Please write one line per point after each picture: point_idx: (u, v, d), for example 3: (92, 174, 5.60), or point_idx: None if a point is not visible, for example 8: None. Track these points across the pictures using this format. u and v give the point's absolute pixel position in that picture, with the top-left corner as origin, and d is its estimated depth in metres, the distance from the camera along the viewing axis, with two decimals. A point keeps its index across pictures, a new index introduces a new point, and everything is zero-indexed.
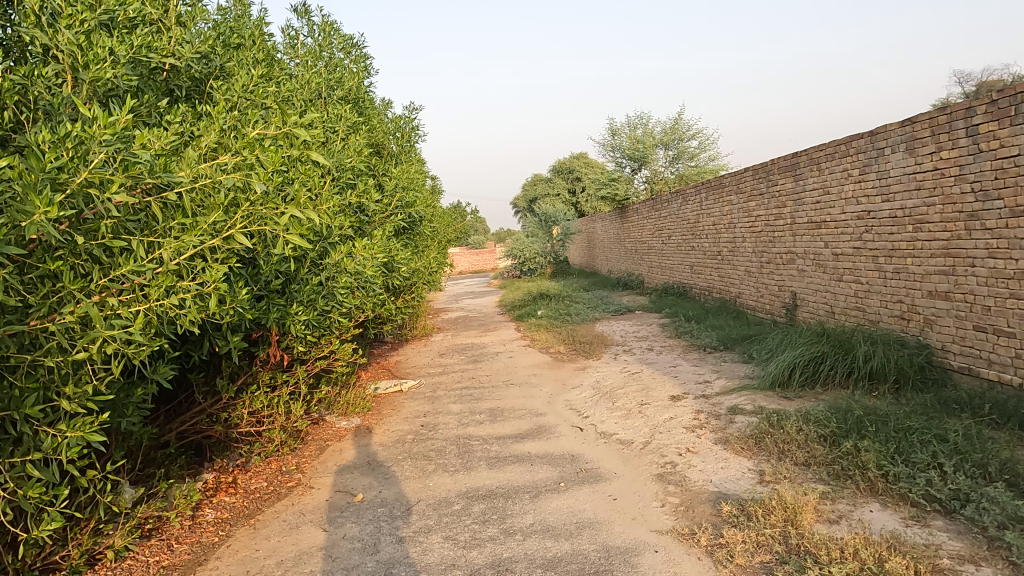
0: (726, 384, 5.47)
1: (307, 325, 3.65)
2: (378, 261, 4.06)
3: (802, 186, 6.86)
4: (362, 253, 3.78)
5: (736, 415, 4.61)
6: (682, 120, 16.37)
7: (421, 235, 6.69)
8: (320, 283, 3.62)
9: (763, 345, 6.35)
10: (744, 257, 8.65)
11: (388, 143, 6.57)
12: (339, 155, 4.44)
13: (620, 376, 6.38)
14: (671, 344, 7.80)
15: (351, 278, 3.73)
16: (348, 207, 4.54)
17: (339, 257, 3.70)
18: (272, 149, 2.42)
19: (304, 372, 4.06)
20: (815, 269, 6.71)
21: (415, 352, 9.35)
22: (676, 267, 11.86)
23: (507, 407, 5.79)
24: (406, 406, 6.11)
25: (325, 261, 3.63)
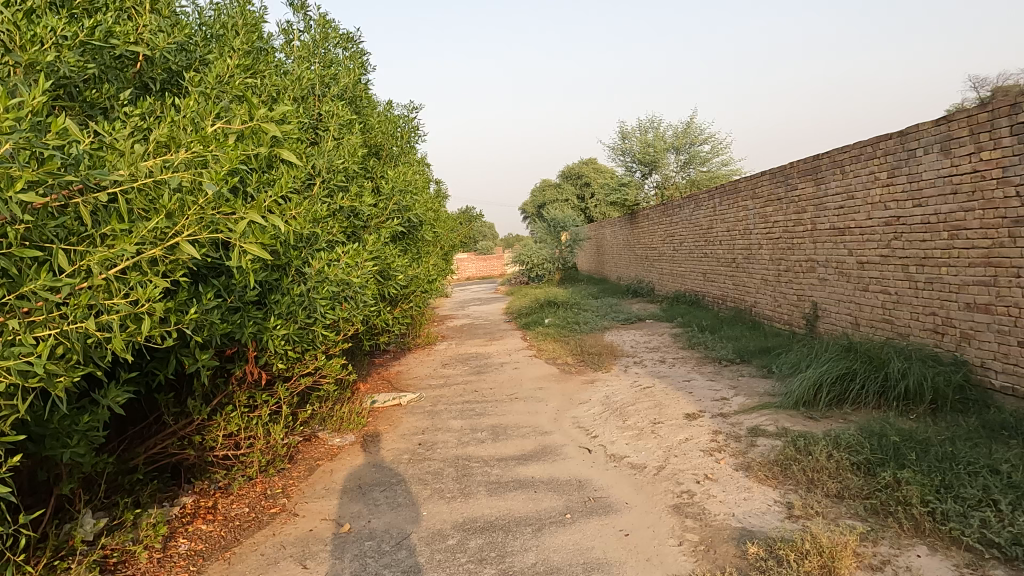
0: (744, 402, 5.11)
1: (289, 340, 3.33)
2: (368, 271, 3.76)
3: (824, 190, 6.50)
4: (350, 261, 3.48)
5: (758, 437, 4.25)
6: (694, 124, 16.00)
7: (422, 242, 6.38)
8: (302, 294, 3.32)
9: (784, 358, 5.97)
10: (760, 265, 8.28)
11: (387, 145, 6.27)
12: (329, 155, 4.26)
13: (630, 390, 6.02)
14: (684, 356, 7.43)
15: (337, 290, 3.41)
16: (338, 211, 4.24)
17: (323, 266, 3.38)
18: (237, 145, 2.09)
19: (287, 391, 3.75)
20: (838, 278, 6.34)
21: (417, 362, 9.03)
22: (688, 275, 11.50)
23: (510, 423, 5.45)
24: (404, 422, 5.78)
25: (309, 271, 3.31)
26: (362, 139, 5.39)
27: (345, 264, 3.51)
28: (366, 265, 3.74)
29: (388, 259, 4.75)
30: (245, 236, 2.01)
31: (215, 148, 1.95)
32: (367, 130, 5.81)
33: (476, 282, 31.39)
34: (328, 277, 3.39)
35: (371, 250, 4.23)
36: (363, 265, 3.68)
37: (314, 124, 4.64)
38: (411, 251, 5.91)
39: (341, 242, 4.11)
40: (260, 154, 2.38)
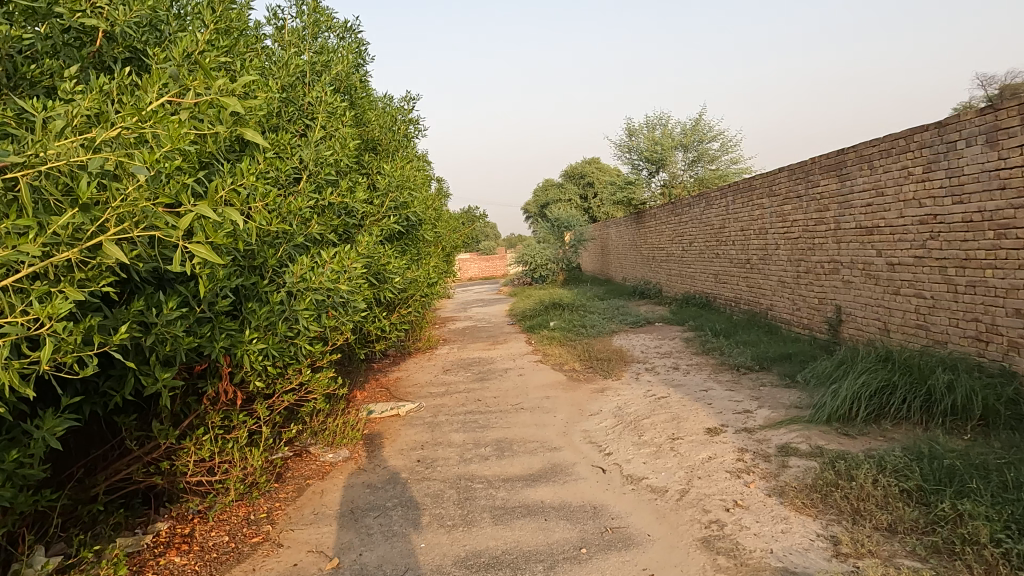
0: (770, 416, 4.72)
1: (266, 354, 2.95)
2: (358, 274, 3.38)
3: (849, 186, 6.10)
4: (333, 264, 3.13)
5: (789, 457, 3.86)
6: (703, 121, 15.59)
7: (422, 242, 5.98)
8: (281, 303, 2.96)
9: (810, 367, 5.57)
10: (777, 266, 7.89)
11: (385, 138, 5.87)
12: (317, 147, 3.91)
13: (644, 401, 5.63)
14: (699, 362, 7.04)
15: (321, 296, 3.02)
16: (323, 208, 3.86)
17: (305, 272, 3.02)
18: (190, 125, 1.70)
19: (269, 411, 3.35)
20: (865, 281, 5.95)
21: (417, 367, 8.64)
22: (698, 276, 11.10)
23: (516, 438, 5.07)
24: (402, 435, 5.40)
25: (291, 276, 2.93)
26: (355, 131, 5.00)
27: (330, 267, 3.13)
28: (354, 267, 3.37)
29: (380, 260, 4.37)
30: (195, 236, 1.63)
31: (157, 124, 1.55)
32: (362, 123, 5.43)
33: (479, 283, 31.01)
34: (310, 283, 3.01)
35: (360, 252, 3.86)
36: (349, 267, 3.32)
37: (303, 113, 4.25)
38: (409, 252, 5.52)
39: (321, 244, 3.74)
40: (219, 136, 1.98)
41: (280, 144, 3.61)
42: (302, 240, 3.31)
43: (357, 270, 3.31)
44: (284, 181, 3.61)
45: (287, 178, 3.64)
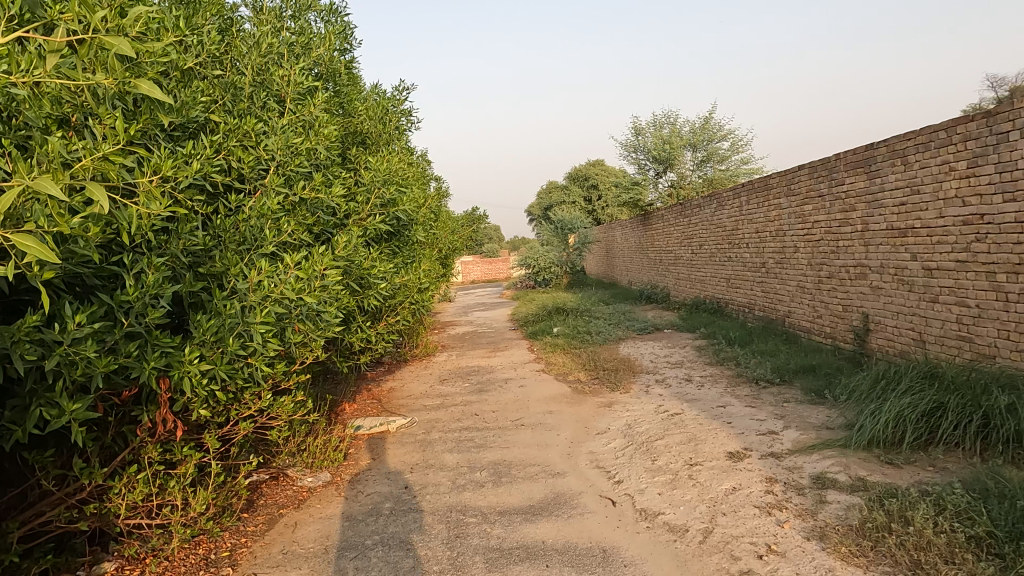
0: (799, 438, 4.21)
1: (214, 378, 2.46)
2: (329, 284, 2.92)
3: (879, 184, 5.60)
4: (292, 266, 2.67)
5: (827, 491, 3.37)
6: (712, 119, 15.09)
7: (414, 244, 5.52)
8: (232, 317, 2.45)
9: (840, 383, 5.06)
10: (796, 270, 7.39)
11: (377, 131, 5.40)
12: (286, 133, 3.44)
13: (656, 418, 5.14)
14: (714, 374, 6.54)
15: (283, 310, 2.56)
16: (293, 208, 3.38)
17: (263, 279, 2.56)
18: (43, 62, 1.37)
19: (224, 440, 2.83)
20: (897, 287, 5.46)
21: (413, 376, 8.16)
22: (709, 280, 10.60)
23: (515, 460, 4.59)
24: (390, 456, 4.91)
25: (241, 286, 2.49)
26: (338, 121, 4.53)
27: (289, 273, 2.66)
28: (325, 272, 2.91)
29: (361, 264, 3.90)
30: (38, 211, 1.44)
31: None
32: (347, 114, 4.97)
33: (481, 286, 30.53)
34: (265, 293, 2.54)
35: (337, 258, 3.39)
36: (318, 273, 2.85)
37: (276, 98, 3.77)
38: (399, 255, 5.05)
39: (292, 249, 3.26)
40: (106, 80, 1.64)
41: (241, 132, 3.14)
42: (266, 244, 2.84)
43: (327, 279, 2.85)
44: (244, 175, 3.14)
45: (244, 174, 3.16)
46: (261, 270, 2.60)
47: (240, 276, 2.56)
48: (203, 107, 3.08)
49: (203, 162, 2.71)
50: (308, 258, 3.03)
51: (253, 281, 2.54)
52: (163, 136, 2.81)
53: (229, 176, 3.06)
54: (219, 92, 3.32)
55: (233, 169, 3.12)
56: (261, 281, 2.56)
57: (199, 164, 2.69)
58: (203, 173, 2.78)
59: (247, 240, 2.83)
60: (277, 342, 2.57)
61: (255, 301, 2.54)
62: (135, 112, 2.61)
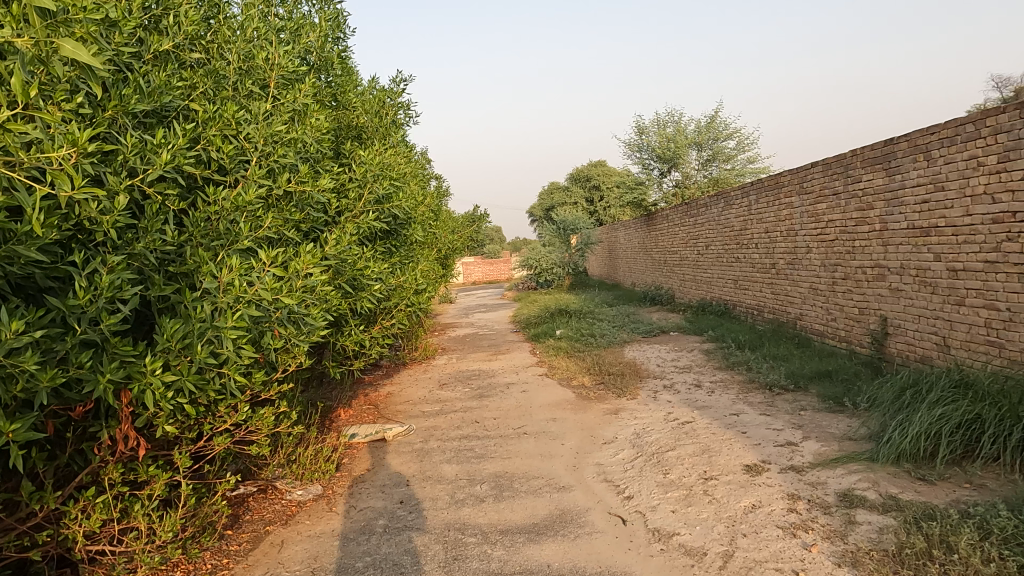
0: (820, 451, 3.95)
1: (182, 390, 2.18)
2: (310, 284, 2.67)
3: (899, 181, 5.34)
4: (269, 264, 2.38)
5: (856, 511, 3.11)
6: (718, 118, 14.82)
7: (411, 243, 5.27)
8: (200, 322, 2.16)
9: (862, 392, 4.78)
10: (809, 271, 7.12)
11: (373, 124, 5.14)
12: (267, 121, 3.18)
13: (666, 427, 4.88)
14: (725, 379, 6.27)
15: (257, 314, 2.28)
16: (275, 204, 3.13)
17: (235, 279, 2.28)
18: None
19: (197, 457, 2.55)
20: (919, 289, 5.19)
21: (411, 381, 7.91)
22: (715, 281, 10.34)
23: (516, 472, 4.32)
24: (385, 467, 4.66)
25: (208, 283, 2.22)
26: (329, 112, 4.27)
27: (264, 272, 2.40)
28: (307, 271, 2.65)
29: (353, 264, 3.65)
30: None
31: None
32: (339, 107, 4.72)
33: (482, 287, 30.27)
34: (237, 295, 2.26)
35: (324, 258, 3.14)
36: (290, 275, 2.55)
37: (260, 86, 3.52)
38: (394, 255, 4.80)
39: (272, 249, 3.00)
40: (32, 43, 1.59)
41: (219, 120, 2.89)
42: (241, 239, 2.59)
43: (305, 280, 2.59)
44: (224, 167, 2.90)
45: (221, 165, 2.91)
46: (233, 268, 2.33)
47: (208, 275, 2.29)
48: (177, 93, 2.82)
49: (177, 154, 2.45)
50: (288, 257, 2.77)
51: (223, 280, 2.26)
52: (133, 124, 2.57)
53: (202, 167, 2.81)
54: (199, 79, 3.08)
55: (210, 158, 2.88)
56: (232, 281, 2.28)
57: (172, 156, 2.43)
58: (175, 166, 2.52)
59: (219, 235, 2.61)
60: (252, 348, 2.29)
61: (229, 302, 2.27)
62: (103, 102, 2.39)
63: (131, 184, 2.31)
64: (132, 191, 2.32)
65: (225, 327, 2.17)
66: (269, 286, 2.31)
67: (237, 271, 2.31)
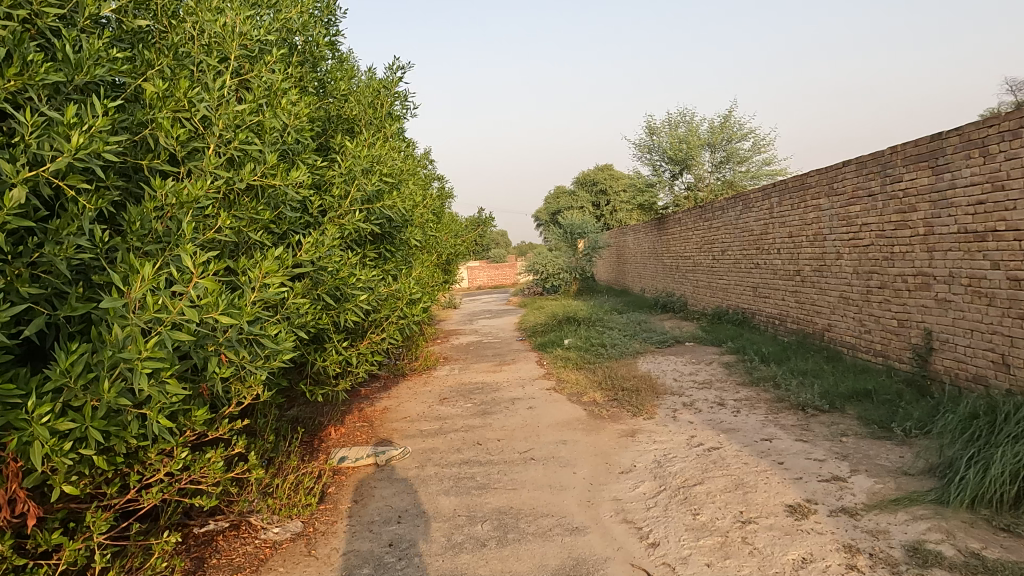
0: (874, 489, 3.41)
1: (87, 438, 1.68)
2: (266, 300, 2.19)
3: (948, 180, 4.81)
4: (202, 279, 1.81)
5: (933, 572, 2.57)
6: (732, 118, 14.28)
7: (408, 248, 4.76)
8: (108, 351, 1.63)
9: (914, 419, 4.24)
10: (839, 278, 6.58)
11: (366, 115, 4.63)
12: (231, 103, 2.67)
13: (690, 455, 4.35)
14: (751, 398, 5.73)
15: (184, 339, 1.73)
16: (234, 201, 2.62)
17: (148, 293, 1.70)
18: None
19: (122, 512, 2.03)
20: (972, 300, 4.65)
21: (410, 394, 7.40)
22: (733, 288, 9.80)
23: (522, 508, 3.80)
24: (376, 498, 4.15)
25: (110, 300, 1.63)
26: (312, 100, 3.77)
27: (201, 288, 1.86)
28: (257, 283, 2.16)
29: (334, 271, 3.13)
30: None
31: None
32: (325, 96, 4.22)
33: (488, 291, 29.79)
34: (155, 315, 1.70)
35: (293, 267, 2.63)
36: (246, 287, 2.15)
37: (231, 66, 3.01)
38: (385, 261, 4.28)
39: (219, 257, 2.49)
40: None
41: (170, 100, 2.41)
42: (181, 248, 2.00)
43: (253, 299, 2.08)
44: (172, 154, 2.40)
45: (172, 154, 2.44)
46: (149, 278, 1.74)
47: (118, 288, 1.73)
48: (121, 68, 2.33)
49: (96, 139, 1.82)
50: (240, 264, 2.26)
51: (132, 295, 1.68)
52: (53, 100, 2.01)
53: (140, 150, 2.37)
54: (150, 52, 2.57)
55: (158, 145, 2.46)
56: (147, 296, 1.71)
57: (90, 142, 1.81)
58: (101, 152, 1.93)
59: (155, 238, 2.09)
60: (180, 385, 1.75)
61: (148, 324, 1.73)
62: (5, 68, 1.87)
63: (35, 177, 1.72)
64: (38, 184, 1.74)
65: (138, 360, 1.64)
66: (202, 302, 1.77)
67: (150, 283, 1.71)
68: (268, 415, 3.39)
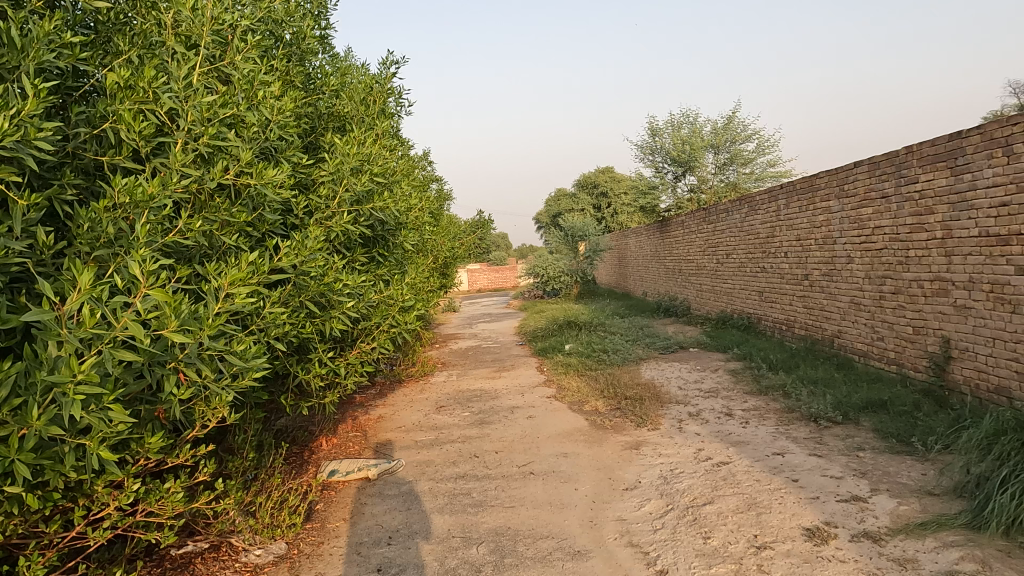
0: (898, 511, 3.18)
1: (13, 474, 1.44)
2: (234, 310, 1.95)
3: (969, 181, 4.58)
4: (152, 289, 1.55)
5: None
6: (736, 119, 14.06)
7: (402, 252, 4.54)
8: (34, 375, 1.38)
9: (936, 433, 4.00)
10: (851, 283, 6.35)
11: (357, 112, 4.40)
12: (203, 93, 2.44)
13: (699, 471, 4.12)
14: (760, 408, 5.50)
15: (128, 359, 1.48)
16: (205, 201, 2.40)
17: (85, 306, 1.45)
18: None
19: (66, 550, 1.80)
20: (994, 307, 4.42)
21: (407, 401, 7.17)
22: (738, 292, 9.57)
23: (521, 528, 3.57)
24: (366, 517, 3.92)
25: (37, 313, 1.38)
26: (298, 94, 3.56)
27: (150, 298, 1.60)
28: (222, 291, 1.91)
29: (318, 276, 2.90)
30: None
31: None
32: (313, 91, 4.00)
33: (488, 294, 29.56)
34: (92, 331, 1.45)
35: (269, 272, 2.40)
36: (207, 297, 1.89)
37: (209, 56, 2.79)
38: (377, 265, 4.06)
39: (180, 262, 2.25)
40: None
41: (132, 90, 2.19)
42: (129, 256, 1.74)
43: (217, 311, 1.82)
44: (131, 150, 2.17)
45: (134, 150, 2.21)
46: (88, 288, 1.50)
47: (51, 299, 1.48)
48: (77, 54, 2.11)
49: (24, 124, 1.63)
50: (203, 271, 2.02)
51: (66, 309, 1.43)
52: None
53: (86, 139, 2.16)
54: (113, 38, 2.35)
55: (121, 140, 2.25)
56: (84, 310, 1.46)
57: (17, 127, 1.62)
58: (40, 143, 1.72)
59: (105, 241, 1.87)
60: (124, 411, 1.50)
61: (85, 340, 1.48)
62: None
63: None
64: None
65: (71, 385, 1.40)
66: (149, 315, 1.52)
67: (89, 292, 1.46)
68: (247, 430, 3.15)
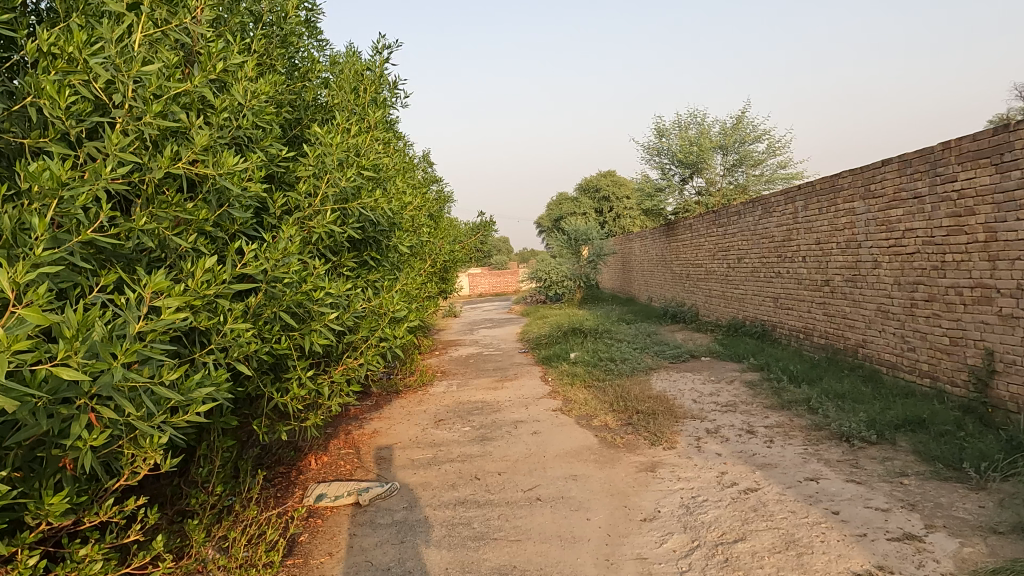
0: (962, 554, 2.77)
1: None
2: (165, 327, 1.55)
3: (1017, 178, 4.18)
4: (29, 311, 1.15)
5: None
6: (745, 119, 13.69)
7: (396, 255, 4.14)
8: None
9: (994, 464, 3.58)
10: (878, 289, 5.94)
11: (347, 102, 4.01)
12: (152, 63, 2.04)
13: (724, 499, 3.71)
14: (784, 424, 5.08)
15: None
16: (152, 195, 1.98)
17: None
18: None
19: None
20: None
21: (403, 414, 6.76)
22: (751, 298, 9.16)
23: (528, 567, 3.16)
24: (355, 551, 3.50)
25: None
26: (277, 78, 3.16)
27: (27, 320, 1.20)
28: (144, 304, 1.51)
29: (294, 284, 2.49)
30: None
31: None
32: (294, 75, 3.63)
33: (489, 299, 29.15)
34: None
35: (229, 279, 2.00)
36: (123, 311, 1.48)
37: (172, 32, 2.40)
38: (367, 271, 3.66)
39: (115, 266, 1.83)
40: None
41: (57, 57, 1.76)
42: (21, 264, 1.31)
43: (134, 331, 1.42)
44: (58, 133, 1.73)
45: (66, 133, 1.79)
46: None
47: None
48: None
49: None
50: (132, 282, 1.61)
51: None
52: None
53: (3, 117, 1.76)
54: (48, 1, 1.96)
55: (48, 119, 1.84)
56: None
57: None
58: None
59: (2, 239, 1.45)
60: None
61: None
62: None
63: None
64: None
65: None
66: (14, 347, 1.12)
67: None
68: (213, 461, 2.73)
